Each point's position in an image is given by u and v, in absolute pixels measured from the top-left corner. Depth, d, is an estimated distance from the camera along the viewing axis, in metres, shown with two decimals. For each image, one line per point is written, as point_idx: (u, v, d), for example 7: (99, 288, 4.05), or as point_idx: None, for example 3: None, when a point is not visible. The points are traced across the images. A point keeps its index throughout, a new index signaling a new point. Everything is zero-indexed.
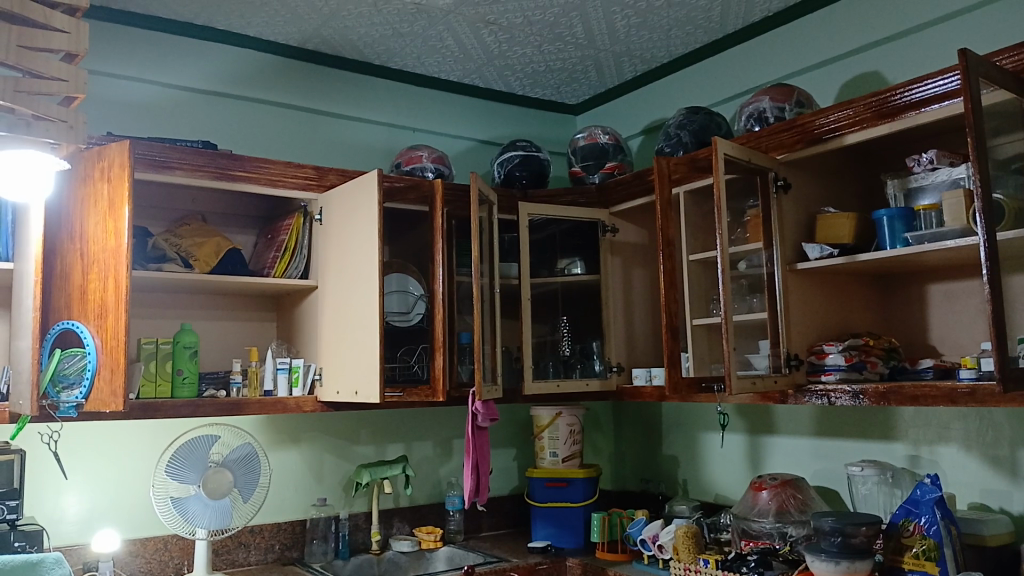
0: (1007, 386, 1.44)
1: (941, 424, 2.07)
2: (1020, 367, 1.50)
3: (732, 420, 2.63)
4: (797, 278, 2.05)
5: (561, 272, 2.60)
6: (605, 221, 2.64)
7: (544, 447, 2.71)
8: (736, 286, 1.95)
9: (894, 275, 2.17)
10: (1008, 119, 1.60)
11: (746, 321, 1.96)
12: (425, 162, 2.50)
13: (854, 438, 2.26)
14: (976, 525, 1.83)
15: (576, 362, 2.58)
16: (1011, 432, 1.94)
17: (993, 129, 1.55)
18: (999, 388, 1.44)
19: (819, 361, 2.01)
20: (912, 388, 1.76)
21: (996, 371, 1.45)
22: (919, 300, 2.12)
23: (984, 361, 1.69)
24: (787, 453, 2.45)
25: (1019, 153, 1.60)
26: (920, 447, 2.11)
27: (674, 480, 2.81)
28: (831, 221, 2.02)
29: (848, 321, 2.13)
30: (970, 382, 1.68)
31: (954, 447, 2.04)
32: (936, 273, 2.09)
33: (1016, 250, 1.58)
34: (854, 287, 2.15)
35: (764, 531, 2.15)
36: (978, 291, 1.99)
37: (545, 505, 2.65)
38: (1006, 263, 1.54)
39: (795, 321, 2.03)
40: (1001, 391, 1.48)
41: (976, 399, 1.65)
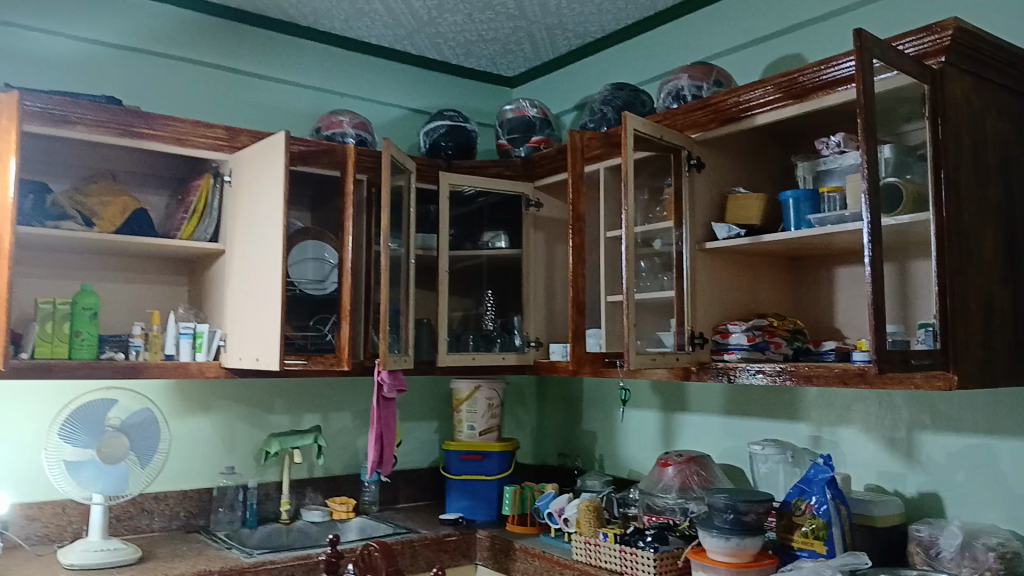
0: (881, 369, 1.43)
1: (842, 406, 2.11)
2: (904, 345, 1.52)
3: (647, 398, 2.64)
4: (707, 258, 2.06)
5: (485, 245, 2.61)
6: (529, 195, 2.61)
7: (462, 420, 2.69)
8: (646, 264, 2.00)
9: (805, 258, 2.19)
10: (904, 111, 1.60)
11: (655, 298, 1.99)
12: (346, 127, 2.43)
13: (760, 416, 2.30)
14: (867, 506, 1.87)
15: (497, 336, 2.57)
16: (909, 416, 1.97)
17: (885, 118, 1.57)
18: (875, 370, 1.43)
19: (723, 340, 2.02)
20: (815, 366, 1.77)
21: (872, 353, 1.44)
22: (825, 284, 2.15)
23: None
24: (697, 431, 2.47)
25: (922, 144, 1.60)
26: (822, 428, 2.15)
27: (590, 455, 2.83)
28: (741, 202, 2.01)
29: (756, 303, 2.15)
30: (863, 364, 1.70)
31: (855, 428, 2.08)
32: (843, 256, 2.12)
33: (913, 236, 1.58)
34: (762, 268, 2.17)
35: (667, 506, 2.17)
36: None
37: (460, 478, 2.64)
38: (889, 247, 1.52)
39: (702, 300, 2.04)
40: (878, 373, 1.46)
41: (865, 380, 1.67)
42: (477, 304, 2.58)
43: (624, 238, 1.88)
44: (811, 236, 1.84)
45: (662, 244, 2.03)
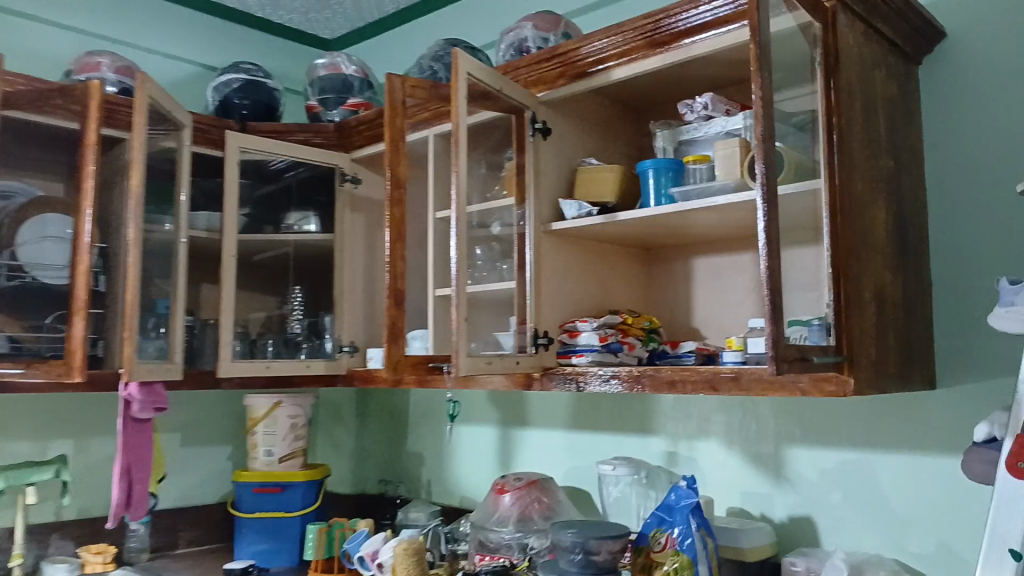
0: (780, 370, 1.12)
1: (701, 417, 1.82)
2: (792, 347, 1.17)
3: (482, 412, 2.26)
4: (553, 242, 1.71)
5: (291, 228, 2.17)
6: (345, 167, 2.17)
7: (257, 444, 2.20)
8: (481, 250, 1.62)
9: (661, 245, 1.88)
10: (791, 73, 1.26)
11: (493, 292, 1.62)
12: (104, 71, 1.92)
13: (609, 431, 1.98)
14: (734, 536, 1.58)
15: (303, 341, 2.13)
16: (776, 427, 1.71)
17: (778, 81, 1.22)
18: (771, 371, 1.11)
19: (570, 341, 1.67)
20: (679, 369, 1.43)
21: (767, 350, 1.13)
22: (683, 278, 1.85)
23: (753, 341, 1.39)
24: (538, 450, 2.12)
25: (807, 110, 1.28)
26: (678, 443, 1.85)
27: (417, 481, 2.42)
28: (593, 175, 1.67)
29: (610, 299, 1.82)
30: (734, 366, 1.38)
31: (714, 443, 1.80)
32: (702, 245, 1.84)
33: (790, 215, 1.24)
34: (616, 258, 1.86)
35: (502, 542, 1.80)
36: (747, 268, 1.75)
37: (253, 516, 2.16)
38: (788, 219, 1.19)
39: (548, 292, 1.68)
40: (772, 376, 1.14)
41: (741, 386, 1.34)
42: (283, 301, 2.16)
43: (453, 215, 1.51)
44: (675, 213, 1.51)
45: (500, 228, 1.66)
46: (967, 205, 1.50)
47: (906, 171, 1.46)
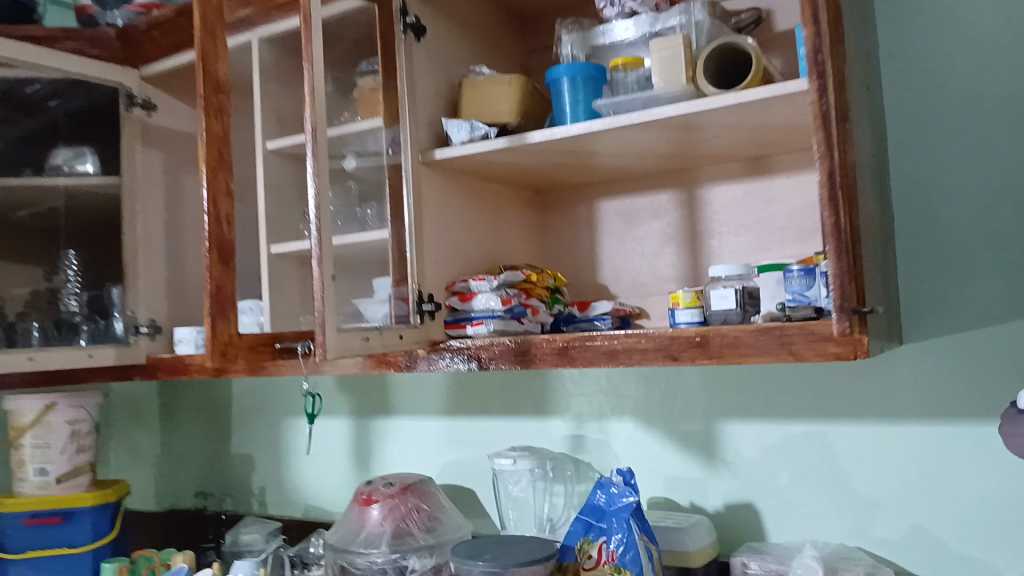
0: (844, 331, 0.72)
1: (614, 391, 1.51)
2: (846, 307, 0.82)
3: (329, 401, 1.82)
4: (436, 180, 1.31)
5: (55, 170, 1.60)
6: (132, 88, 1.62)
7: (21, 464, 1.62)
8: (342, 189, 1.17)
9: (555, 184, 1.53)
10: None
11: (357, 246, 1.20)
12: None
13: (497, 416, 1.62)
14: (675, 538, 1.28)
15: (82, 324, 1.57)
16: (706, 400, 1.43)
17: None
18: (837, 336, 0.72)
19: (463, 305, 1.30)
20: (623, 333, 1.08)
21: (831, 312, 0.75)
22: (587, 226, 1.54)
23: (711, 292, 1.08)
24: (406, 443, 1.72)
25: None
26: (586, 425, 1.54)
27: (247, 491, 1.95)
28: (485, 87, 1.28)
29: (503, 250, 1.47)
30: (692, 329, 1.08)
31: (630, 423, 1.50)
32: (604, 184, 1.52)
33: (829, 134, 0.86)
34: (506, 202, 1.50)
35: (372, 568, 1.38)
36: (666, 211, 1.46)
37: (24, 557, 1.62)
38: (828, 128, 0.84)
39: (431, 244, 1.29)
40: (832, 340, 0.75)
41: (710, 354, 1.02)
42: (52, 271, 1.61)
43: (309, 138, 1.04)
44: (603, 131, 1.15)
45: (354, 164, 1.22)
46: (932, 128, 1.27)
47: (874, 84, 1.21)
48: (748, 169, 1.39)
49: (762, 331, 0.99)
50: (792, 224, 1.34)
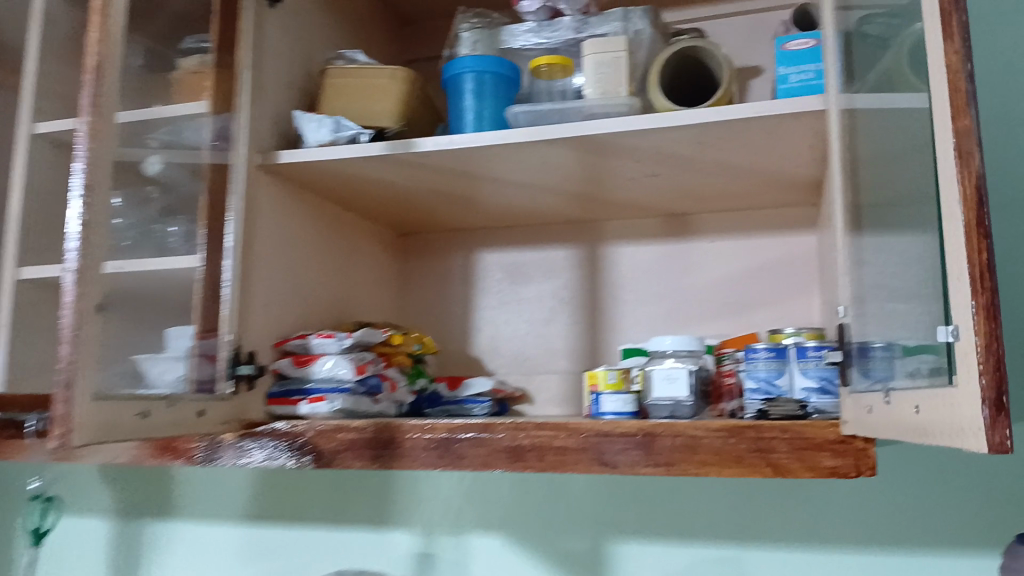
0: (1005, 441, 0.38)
1: (479, 496, 1.17)
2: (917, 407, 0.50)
3: (89, 494, 1.35)
4: (275, 195, 0.98)
5: None
6: None
7: None
8: (140, 191, 0.80)
9: (420, 223, 1.22)
10: None
11: (157, 276, 0.82)
12: None
13: (322, 523, 1.23)
14: None
15: None
16: (595, 511, 1.12)
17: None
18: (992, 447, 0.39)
19: (295, 371, 0.95)
20: (532, 423, 0.77)
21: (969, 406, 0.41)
22: (460, 282, 1.23)
23: (650, 366, 0.81)
24: (192, 557, 1.28)
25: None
26: (439, 540, 1.18)
27: None
28: (360, 82, 0.97)
29: (353, 301, 1.14)
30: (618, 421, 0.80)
31: (497, 539, 1.16)
32: (485, 231, 1.24)
33: (880, 154, 0.61)
34: (364, 241, 1.18)
35: None
36: (560, 271, 1.19)
37: None
38: (891, 157, 0.59)
39: (261, 280, 0.94)
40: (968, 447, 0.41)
41: (655, 458, 0.73)
42: None
43: (88, 94, 0.67)
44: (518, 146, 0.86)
45: (160, 164, 0.84)
46: None
47: None
48: (666, 229, 1.17)
49: (729, 431, 0.72)
50: (717, 298, 1.13)
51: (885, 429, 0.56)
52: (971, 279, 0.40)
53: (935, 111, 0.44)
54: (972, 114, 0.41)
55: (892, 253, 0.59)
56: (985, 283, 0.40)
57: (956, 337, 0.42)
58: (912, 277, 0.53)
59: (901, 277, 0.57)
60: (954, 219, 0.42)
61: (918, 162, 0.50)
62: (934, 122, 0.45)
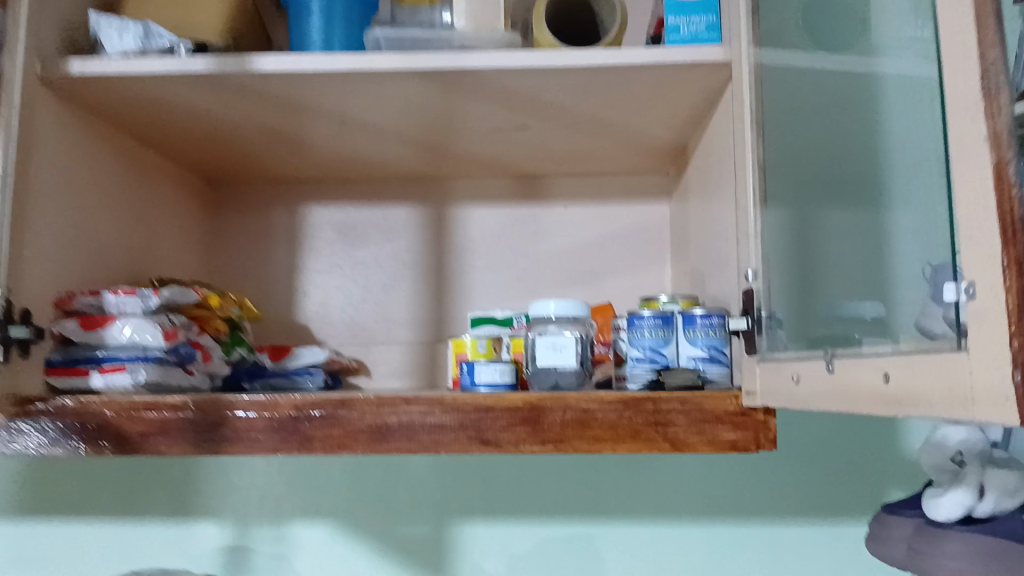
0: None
1: (303, 481, 1.03)
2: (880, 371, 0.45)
3: None
4: (57, 113, 0.77)
5: None
6: None
7: None
8: None
9: (236, 169, 1.04)
10: None
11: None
12: None
13: (105, 519, 1.03)
14: None
15: None
16: (436, 493, 1.02)
17: None
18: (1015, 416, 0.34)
19: (83, 335, 0.75)
20: (402, 399, 0.66)
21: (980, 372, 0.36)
22: (285, 238, 1.07)
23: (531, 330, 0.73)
24: None
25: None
26: (255, 532, 1.03)
27: None
28: None
29: (154, 254, 0.95)
30: (491, 391, 0.70)
31: (323, 530, 1.03)
32: (315, 180, 1.08)
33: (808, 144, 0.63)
34: (167, 183, 0.98)
35: None
36: (401, 230, 1.07)
37: None
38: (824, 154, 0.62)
39: (36, 219, 0.74)
40: (985, 417, 0.36)
41: (544, 434, 0.65)
42: None
43: None
44: (380, 74, 0.73)
45: None
46: None
47: None
48: (518, 190, 1.08)
49: (626, 403, 0.65)
50: (570, 266, 1.07)
51: (819, 398, 0.52)
52: (1001, 228, 0.35)
53: (951, 39, 0.38)
54: (1000, 42, 0.36)
55: (823, 233, 0.60)
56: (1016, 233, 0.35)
57: (968, 296, 0.37)
58: (864, 249, 0.54)
59: (843, 249, 0.57)
60: (976, 161, 0.37)
61: (906, 127, 0.48)
62: (944, 57, 0.40)
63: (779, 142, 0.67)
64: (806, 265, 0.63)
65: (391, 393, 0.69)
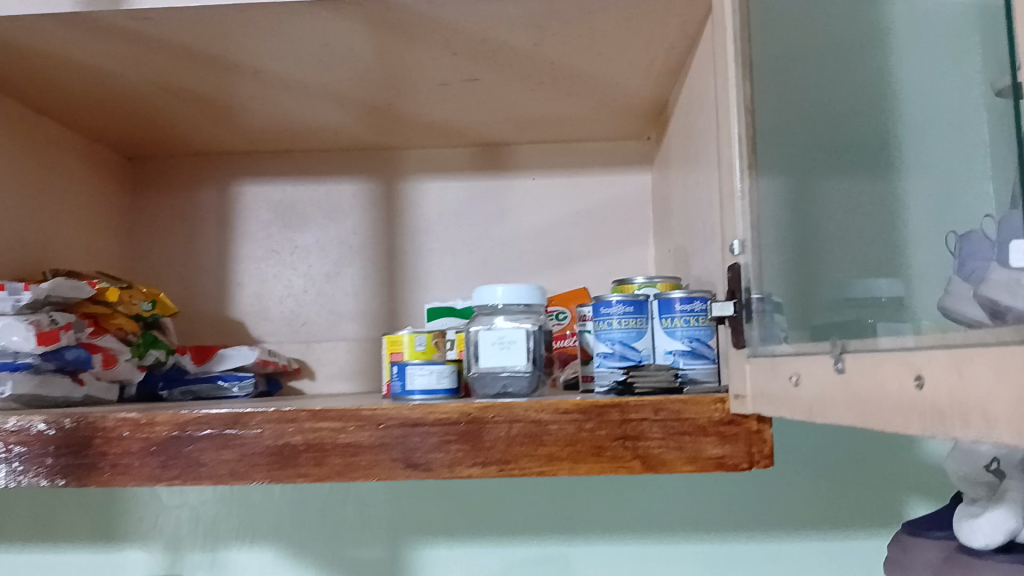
0: None
1: (242, 498, 0.91)
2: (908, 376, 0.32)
3: None
4: None
5: None
6: None
7: None
8: None
9: (156, 142, 0.91)
10: None
11: None
12: None
13: (22, 547, 0.91)
14: None
15: None
16: (393, 510, 0.90)
17: None
18: None
19: None
20: (307, 413, 0.53)
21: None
22: (215, 221, 0.94)
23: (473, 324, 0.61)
24: None
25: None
26: (190, 558, 0.91)
27: None
28: None
29: (55, 243, 0.82)
30: (427, 399, 0.58)
31: (267, 553, 0.91)
32: (249, 155, 0.95)
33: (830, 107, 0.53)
34: (71, 161, 0.86)
35: None
36: (347, 210, 0.94)
37: None
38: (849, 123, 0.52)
39: None
40: None
41: (484, 454, 0.52)
42: None
43: None
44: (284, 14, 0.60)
45: None
46: None
47: None
48: (478, 162, 0.95)
49: (587, 413, 0.52)
50: (540, 246, 0.94)
51: (824, 409, 0.39)
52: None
53: None
54: None
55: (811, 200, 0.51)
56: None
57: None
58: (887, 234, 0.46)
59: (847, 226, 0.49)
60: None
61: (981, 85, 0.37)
62: None
63: (775, 81, 0.54)
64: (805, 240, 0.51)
65: (300, 404, 0.56)
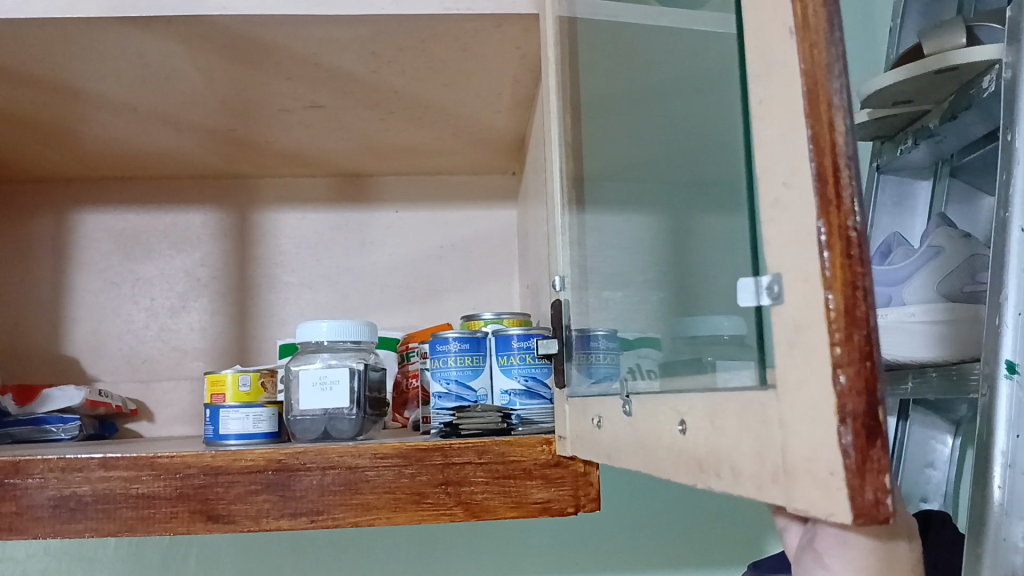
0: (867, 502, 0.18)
1: (74, 551, 0.84)
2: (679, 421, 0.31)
3: None
4: None
5: None
6: None
7: None
8: None
9: None
10: None
11: None
12: None
13: None
14: None
15: None
16: (241, 560, 0.84)
17: None
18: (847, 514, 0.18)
19: None
20: (97, 462, 0.48)
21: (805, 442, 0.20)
22: (50, 250, 0.88)
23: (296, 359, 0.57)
24: None
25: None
26: None
27: None
28: None
29: None
30: (244, 443, 0.55)
31: None
32: (89, 181, 0.89)
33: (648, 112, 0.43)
34: None
35: None
36: (195, 240, 0.89)
37: None
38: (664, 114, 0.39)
39: None
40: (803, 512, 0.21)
41: (292, 504, 0.48)
42: None
43: None
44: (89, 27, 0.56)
45: None
46: None
47: None
48: (338, 192, 0.92)
49: (407, 457, 0.49)
50: (403, 280, 0.91)
51: (620, 454, 0.37)
52: (813, 169, 0.19)
53: None
54: None
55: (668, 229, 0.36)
56: (843, 182, 0.19)
57: (779, 301, 0.21)
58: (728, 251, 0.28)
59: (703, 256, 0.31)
60: (771, 56, 0.21)
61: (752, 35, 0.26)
62: None
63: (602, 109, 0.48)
64: (665, 274, 0.36)
65: (96, 451, 0.51)
